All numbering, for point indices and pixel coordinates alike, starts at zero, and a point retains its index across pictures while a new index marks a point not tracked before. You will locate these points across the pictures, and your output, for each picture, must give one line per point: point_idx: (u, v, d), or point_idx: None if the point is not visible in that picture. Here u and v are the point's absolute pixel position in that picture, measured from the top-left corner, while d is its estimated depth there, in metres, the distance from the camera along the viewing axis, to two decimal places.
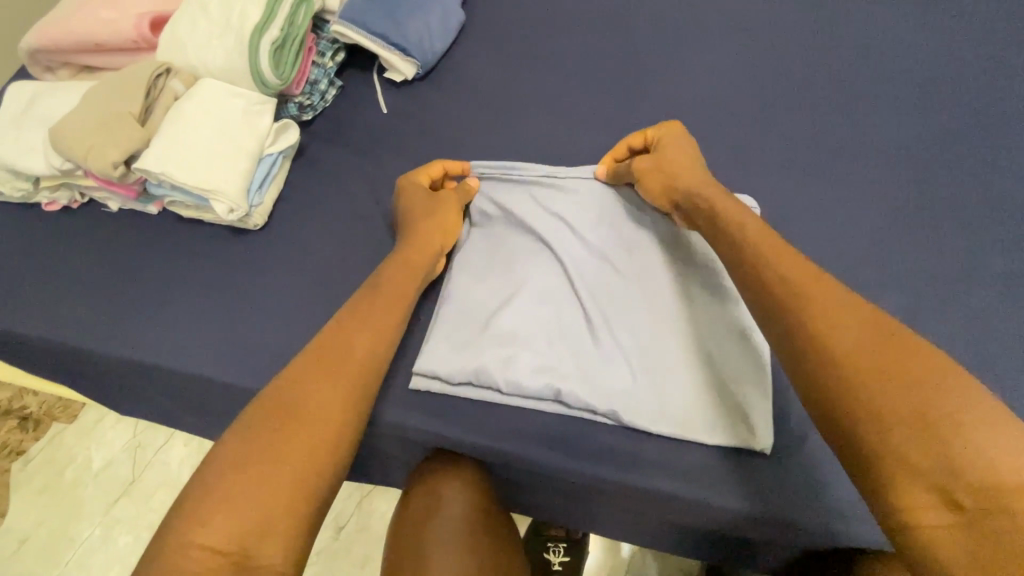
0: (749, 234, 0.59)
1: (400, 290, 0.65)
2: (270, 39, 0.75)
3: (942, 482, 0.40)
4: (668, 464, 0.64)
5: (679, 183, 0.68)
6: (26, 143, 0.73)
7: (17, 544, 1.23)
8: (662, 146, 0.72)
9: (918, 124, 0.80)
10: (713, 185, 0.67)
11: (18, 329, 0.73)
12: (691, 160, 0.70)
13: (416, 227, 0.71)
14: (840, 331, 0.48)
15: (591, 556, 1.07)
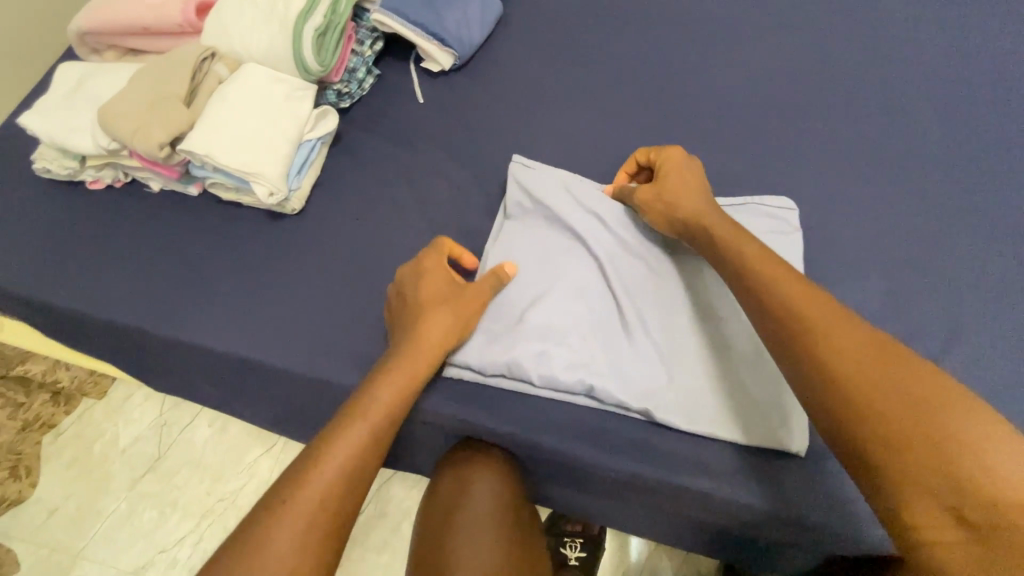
0: (749, 259, 0.59)
1: (404, 385, 0.60)
2: (313, 26, 0.76)
3: (955, 504, 0.42)
4: (704, 462, 0.64)
5: (679, 212, 0.67)
6: (75, 122, 0.75)
7: (46, 514, 1.27)
8: (663, 172, 0.69)
9: (953, 134, 0.80)
10: (713, 214, 0.65)
11: (63, 303, 0.75)
12: (692, 185, 0.68)
13: (425, 322, 0.63)
14: (844, 352, 0.49)
15: (607, 553, 1.07)
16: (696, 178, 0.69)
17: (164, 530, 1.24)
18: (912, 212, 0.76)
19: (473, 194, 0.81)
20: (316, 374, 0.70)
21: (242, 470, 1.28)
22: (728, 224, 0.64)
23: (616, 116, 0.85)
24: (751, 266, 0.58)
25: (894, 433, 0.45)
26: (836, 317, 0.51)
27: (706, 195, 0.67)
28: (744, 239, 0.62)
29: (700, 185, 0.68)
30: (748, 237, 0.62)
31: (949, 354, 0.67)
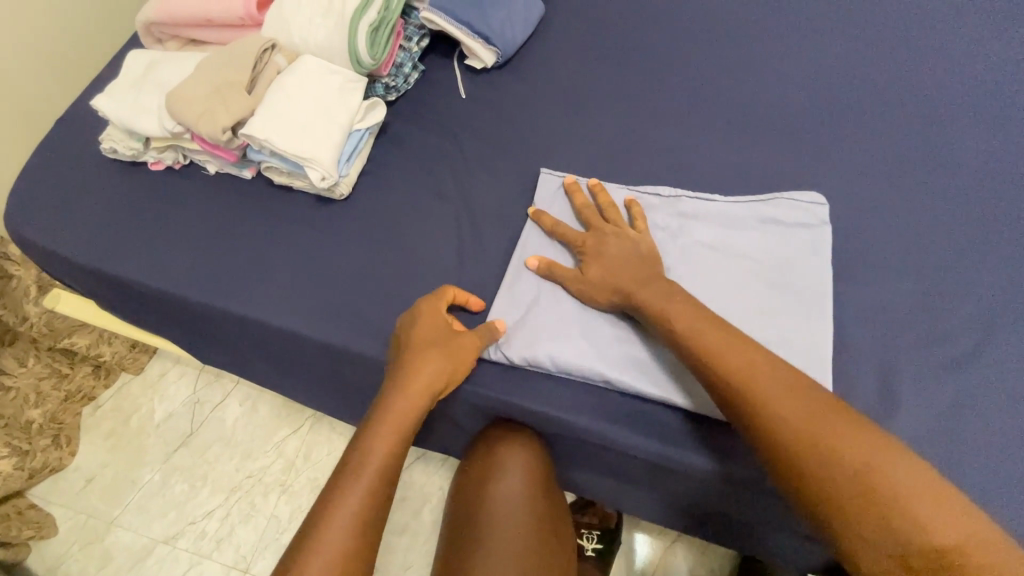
0: (690, 323, 0.60)
1: (396, 429, 0.62)
2: (368, 21, 0.80)
3: (897, 553, 0.47)
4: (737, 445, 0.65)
5: (617, 291, 0.67)
6: (144, 106, 0.79)
7: (84, 482, 1.33)
8: (596, 254, 0.69)
9: (986, 142, 0.81)
10: (647, 286, 0.65)
11: (125, 275, 0.80)
12: (626, 261, 0.68)
13: (415, 367, 0.64)
14: (782, 407, 0.53)
15: (623, 548, 1.10)
16: (621, 247, 0.69)
17: (194, 502, 1.29)
18: (948, 215, 0.76)
19: (511, 184, 0.84)
20: (359, 349, 0.74)
21: (270, 448, 1.32)
22: (657, 293, 0.64)
23: (652, 115, 0.87)
24: (687, 338, 0.60)
25: (829, 493, 0.50)
26: (762, 374, 0.55)
27: (635, 262, 0.68)
28: (672, 305, 0.62)
29: (624, 256, 0.68)
30: (675, 311, 0.62)
31: (980, 355, 0.67)
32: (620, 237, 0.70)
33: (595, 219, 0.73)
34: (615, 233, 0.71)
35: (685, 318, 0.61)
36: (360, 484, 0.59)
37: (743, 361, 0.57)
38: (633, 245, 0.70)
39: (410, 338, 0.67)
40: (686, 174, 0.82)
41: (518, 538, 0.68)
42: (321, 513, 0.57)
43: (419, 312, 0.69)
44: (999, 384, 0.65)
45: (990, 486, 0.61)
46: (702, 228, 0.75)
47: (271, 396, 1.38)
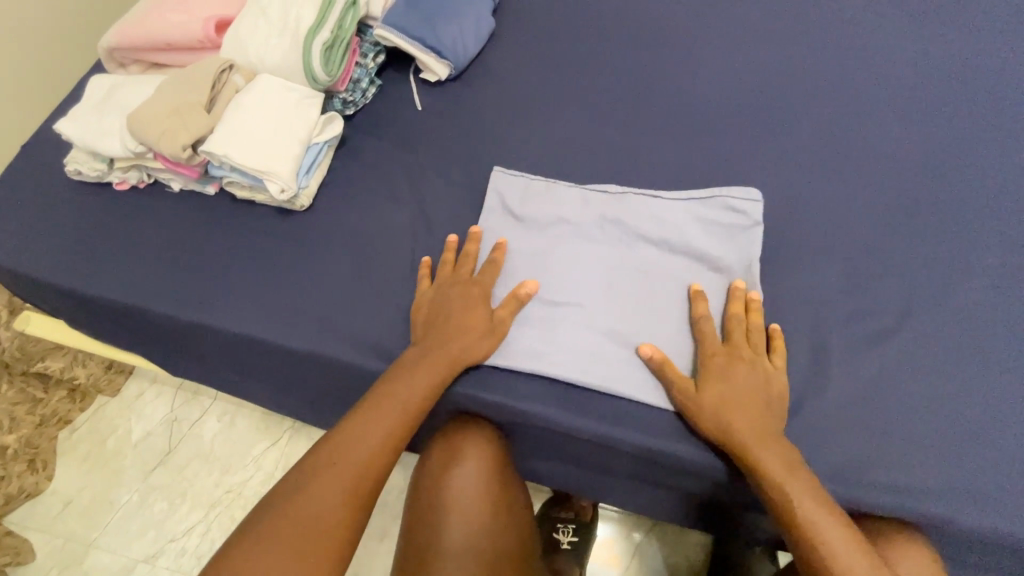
0: (784, 472, 0.61)
1: (426, 382, 0.68)
2: (322, 40, 0.84)
3: None
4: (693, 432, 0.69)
5: (732, 430, 0.64)
6: (106, 127, 0.82)
7: (61, 506, 1.32)
8: (724, 385, 0.66)
9: (912, 129, 0.86)
10: (770, 445, 0.63)
11: (92, 292, 0.82)
12: (754, 406, 0.65)
13: (453, 330, 0.71)
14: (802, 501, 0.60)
15: (599, 540, 1.13)
16: (753, 383, 0.66)
17: (174, 520, 1.29)
18: (876, 199, 0.81)
19: (466, 189, 0.87)
20: (324, 352, 0.77)
21: (249, 462, 1.33)
22: (767, 447, 0.62)
23: (599, 118, 0.91)
24: (773, 481, 0.61)
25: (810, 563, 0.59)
26: (800, 482, 0.61)
27: (760, 404, 0.65)
28: (792, 477, 0.61)
29: (753, 396, 0.65)
30: (776, 470, 0.61)
31: (904, 327, 0.72)
32: (751, 373, 0.67)
33: (741, 341, 0.69)
34: (754, 365, 0.67)
35: (786, 473, 0.61)
36: (386, 435, 0.66)
37: (791, 468, 0.61)
38: (767, 390, 0.66)
39: (447, 300, 0.73)
40: (631, 172, 0.86)
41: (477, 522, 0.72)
42: (347, 446, 0.64)
43: (471, 287, 0.74)
44: (921, 354, 0.70)
45: (914, 449, 0.65)
46: (643, 223, 0.79)
47: (248, 410, 1.39)
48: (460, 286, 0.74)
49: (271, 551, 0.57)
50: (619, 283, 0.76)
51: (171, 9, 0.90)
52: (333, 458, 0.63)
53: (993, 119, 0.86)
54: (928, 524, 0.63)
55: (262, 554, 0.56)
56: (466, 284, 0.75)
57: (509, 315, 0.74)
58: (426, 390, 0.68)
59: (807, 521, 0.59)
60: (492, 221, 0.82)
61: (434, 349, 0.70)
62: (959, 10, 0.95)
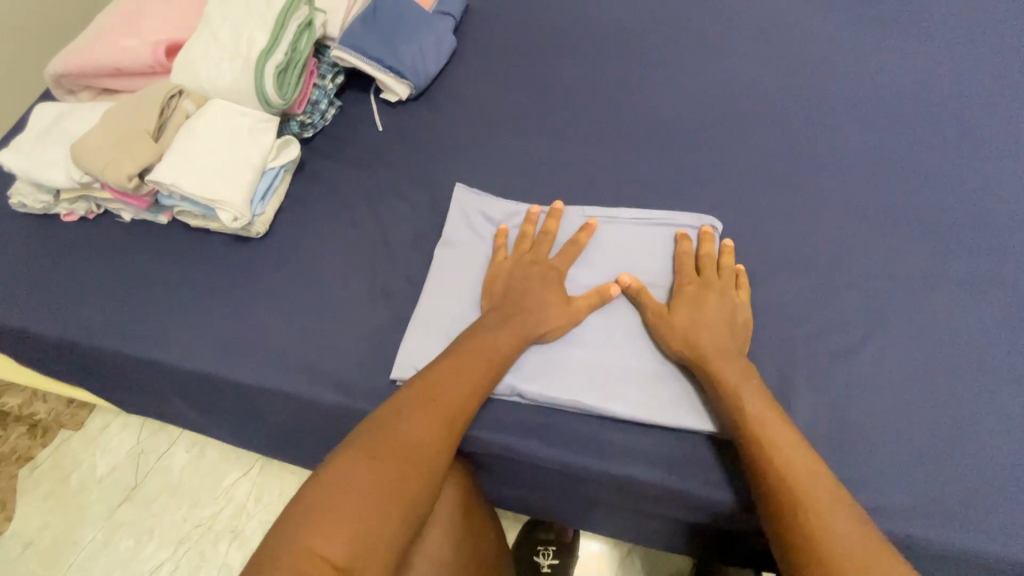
0: (768, 422, 0.59)
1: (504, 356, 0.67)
2: (275, 63, 0.83)
3: None
4: (663, 455, 0.67)
5: (700, 347, 0.66)
6: (49, 158, 0.79)
7: (21, 548, 1.26)
8: (695, 306, 0.69)
9: (876, 137, 0.85)
10: (735, 362, 0.64)
11: (36, 329, 0.79)
12: (720, 326, 0.67)
13: (537, 307, 0.70)
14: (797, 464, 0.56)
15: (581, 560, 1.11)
16: (721, 311, 0.69)
17: (141, 558, 1.24)
18: (843, 210, 0.80)
19: (428, 210, 0.86)
20: (280, 384, 0.74)
21: (219, 494, 1.29)
22: (726, 359, 0.64)
23: (561, 136, 0.91)
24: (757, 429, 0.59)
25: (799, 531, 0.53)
26: (796, 447, 0.58)
27: (724, 326, 0.67)
28: (764, 408, 0.61)
29: (719, 317, 0.68)
30: (738, 382, 0.62)
31: (875, 338, 0.70)
32: (720, 302, 0.69)
33: (711, 273, 0.72)
34: (721, 296, 0.70)
35: (767, 414, 0.60)
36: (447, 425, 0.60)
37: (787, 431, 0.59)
38: (734, 316, 0.69)
39: (531, 277, 0.72)
40: (595, 189, 0.85)
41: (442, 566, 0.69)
42: (406, 428, 0.58)
43: (547, 271, 0.73)
44: (892, 367, 0.68)
45: (886, 466, 0.63)
46: (609, 240, 0.78)
47: (218, 440, 1.35)
48: (537, 267, 0.73)
49: (324, 546, 0.49)
50: None
51: (120, 35, 0.89)
52: (422, 403, 0.61)
53: (957, 125, 0.85)
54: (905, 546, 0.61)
55: (353, 488, 0.53)
56: (545, 272, 0.73)
57: (589, 304, 0.72)
58: (481, 386, 0.64)
59: (779, 444, 0.58)
60: (453, 240, 0.80)
61: (515, 321, 0.69)
62: (917, 18, 0.96)
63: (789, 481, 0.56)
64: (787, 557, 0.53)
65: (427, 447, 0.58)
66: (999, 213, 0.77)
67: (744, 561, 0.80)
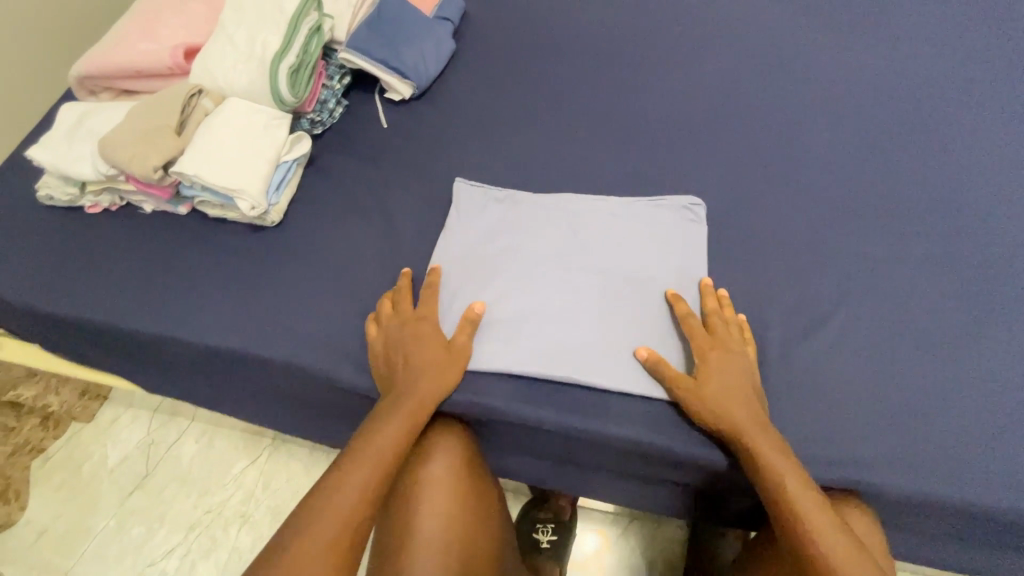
0: (794, 491, 0.64)
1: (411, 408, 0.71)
2: (288, 64, 0.89)
3: None
4: (652, 417, 0.74)
5: (726, 419, 0.68)
6: (77, 152, 0.85)
7: (35, 536, 1.30)
8: (717, 376, 0.70)
9: (841, 134, 0.94)
10: (763, 433, 0.67)
11: (64, 313, 0.84)
12: (742, 394, 0.69)
13: (418, 359, 0.73)
14: (819, 527, 0.62)
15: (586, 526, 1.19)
16: (740, 375, 0.71)
17: (153, 543, 1.28)
18: (811, 200, 0.88)
19: (431, 200, 0.92)
20: (296, 360, 0.80)
21: (228, 481, 1.33)
22: (756, 431, 0.67)
23: (555, 132, 0.97)
24: (786, 499, 0.64)
25: None
26: (812, 508, 0.63)
27: (746, 394, 0.70)
28: (792, 478, 0.64)
29: (738, 383, 0.70)
30: (762, 446, 0.66)
31: (838, 312, 0.79)
32: (738, 363, 0.71)
33: (723, 332, 0.74)
34: (738, 358, 0.72)
35: (793, 483, 0.64)
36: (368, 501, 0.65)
37: (807, 495, 0.64)
38: (748, 378, 0.71)
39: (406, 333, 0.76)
40: (587, 180, 0.92)
41: (444, 529, 0.74)
42: (331, 506, 0.63)
43: (419, 323, 0.76)
44: (850, 339, 0.77)
45: (840, 420, 0.73)
46: (599, 225, 0.85)
47: (226, 430, 1.40)
48: (408, 322, 0.77)
49: None
50: (578, 279, 0.81)
51: (140, 40, 0.94)
52: (348, 470, 0.66)
53: (912, 123, 0.94)
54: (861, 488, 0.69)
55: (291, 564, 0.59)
56: (431, 343, 0.75)
57: (465, 340, 0.76)
58: (400, 445, 0.69)
59: (806, 513, 0.63)
60: (456, 225, 0.87)
61: (405, 381, 0.73)
62: (882, 25, 1.04)
63: (812, 546, 0.62)
64: None
65: (345, 523, 0.63)
66: (945, 202, 0.87)
67: (727, 517, 0.87)
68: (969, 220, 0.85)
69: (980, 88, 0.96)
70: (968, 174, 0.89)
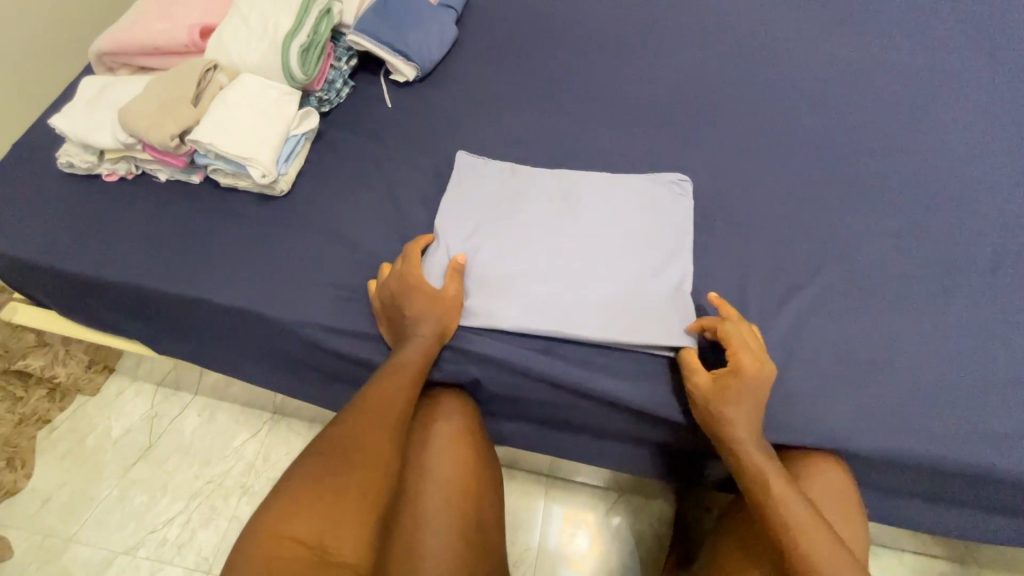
0: (764, 470, 0.69)
1: (420, 362, 0.78)
2: (299, 42, 0.93)
3: None
4: (636, 375, 0.80)
5: (731, 420, 0.71)
6: (97, 122, 0.89)
7: (39, 503, 1.33)
8: (743, 387, 0.71)
9: (818, 123, 1.00)
10: (750, 427, 0.71)
11: (81, 272, 0.88)
12: (756, 404, 0.72)
13: (419, 309, 0.79)
14: (790, 502, 0.66)
15: (579, 494, 1.25)
16: (758, 386, 0.72)
17: (155, 512, 1.31)
18: (789, 183, 0.94)
19: (432, 176, 0.97)
20: (304, 319, 0.84)
21: (229, 454, 1.37)
22: (743, 423, 0.71)
23: (551, 116, 1.03)
24: (757, 478, 0.68)
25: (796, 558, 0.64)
26: (778, 483, 0.68)
27: (754, 399, 0.72)
28: (767, 462, 0.69)
29: (749, 390, 0.71)
30: (732, 428, 0.71)
31: (812, 283, 0.85)
32: (762, 378, 0.72)
33: (750, 344, 0.74)
34: (762, 373, 0.72)
35: (761, 463, 0.69)
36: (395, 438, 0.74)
37: (776, 473, 0.69)
38: (761, 386, 0.72)
39: (404, 281, 0.80)
40: (581, 159, 0.97)
41: (456, 475, 0.81)
42: (353, 442, 0.70)
43: (413, 274, 0.80)
44: (821, 307, 0.83)
45: (813, 379, 0.78)
46: (593, 197, 0.90)
47: (228, 404, 1.43)
48: (402, 275, 0.80)
49: (300, 543, 0.62)
50: (572, 248, 0.85)
51: (157, 19, 0.99)
52: (366, 413, 0.73)
53: (885, 114, 1.00)
54: (827, 441, 0.76)
55: (320, 488, 0.66)
56: (425, 304, 0.79)
57: (456, 287, 0.82)
58: (410, 395, 0.77)
59: (777, 489, 0.67)
60: (457, 195, 0.91)
61: (413, 332, 0.79)
62: (861, 26, 1.11)
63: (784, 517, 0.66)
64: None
65: (369, 460, 0.70)
66: (913, 187, 0.93)
67: (708, 480, 0.92)
68: (935, 204, 0.91)
69: (949, 85, 1.03)
70: (935, 164, 0.95)
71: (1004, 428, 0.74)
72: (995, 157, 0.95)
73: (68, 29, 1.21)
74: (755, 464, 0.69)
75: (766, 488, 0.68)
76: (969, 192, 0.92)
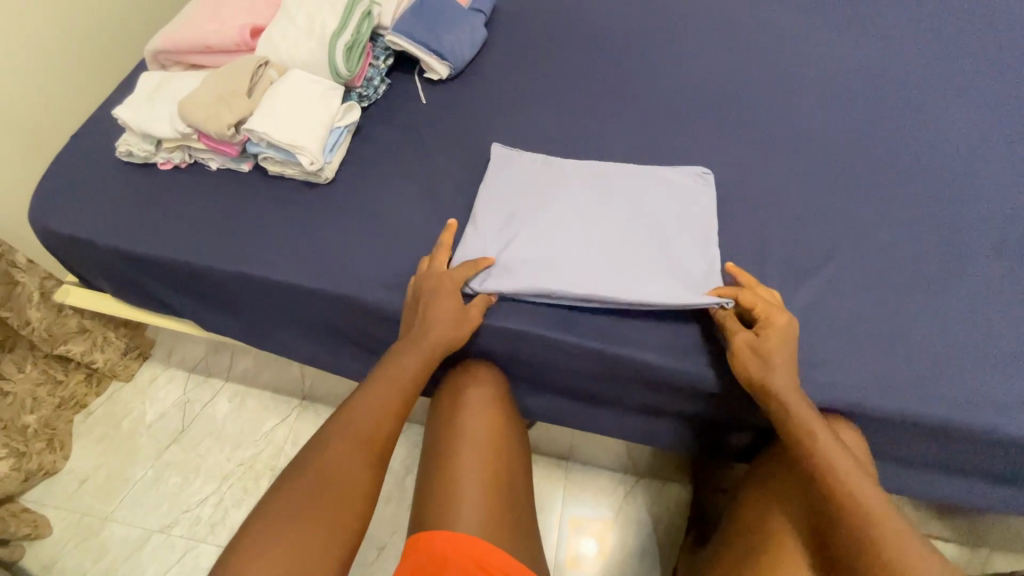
0: (801, 416, 0.74)
1: (416, 362, 0.82)
2: (343, 42, 1.00)
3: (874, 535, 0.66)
4: (667, 347, 0.84)
5: (771, 371, 0.75)
6: (157, 113, 0.96)
7: (77, 483, 1.38)
8: (775, 341, 0.76)
9: (830, 117, 1.05)
10: (790, 379, 0.75)
11: (139, 252, 0.94)
12: (789, 357, 0.76)
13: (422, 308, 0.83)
14: (826, 442, 0.72)
15: (598, 478, 1.29)
16: (788, 343, 0.77)
17: (188, 492, 1.36)
18: (804, 172, 1.00)
19: (466, 164, 1.03)
20: (351, 295, 0.90)
21: (259, 437, 1.42)
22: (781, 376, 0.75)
23: (577, 110, 1.09)
24: (797, 423, 0.73)
25: (834, 492, 0.70)
26: (817, 428, 0.73)
27: (787, 354, 0.76)
28: (804, 410, 0.74)
29: (783, 344, 0.76)
30: (774, 377, 0.75)
31: (827, 265, 0.90)
32: (790, 336, 0.77)
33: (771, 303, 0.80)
34: (789, 333, 0.77)
35: (799, 408, 0.74)
36: (374, 453, 0.76)
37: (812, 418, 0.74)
38: (791, 338, 0.77)
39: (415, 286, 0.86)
40: (607, 151, 1.03)
41: (489, 436, 0.86)
42: (328, 457, 0.73)
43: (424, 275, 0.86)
44: (837, 286, 0.88)
45: (828, 348, 0.84)
46: (621, 184, 0.96)
47: (257, 391, 1.48)
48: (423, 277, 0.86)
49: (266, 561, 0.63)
50: (603, 230, 0.91)
51: (209, 20, 1.06)
52: (347, 424, 0.76)
53: (894, 109, 1.06)
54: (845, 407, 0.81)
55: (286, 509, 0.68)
56: (425, 298, 0.83)
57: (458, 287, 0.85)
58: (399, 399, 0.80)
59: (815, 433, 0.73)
60: (494, 183, 0.97)
61: (411, 337, 0.83)
62: (871, 26, 1.16)
63: (821, 458, 0.71)
64: (831, 508, 0.69)
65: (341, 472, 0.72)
66: (922, 176, 0.98)
67: (728, 452, 0.97)
68: (942, 191, 0.96)
69: (956, 82, 1.08)
70: (943, 154, 1.00)
71: (1010, 397, 0.79)
72: (1000, 148, 1.00)
73: (119, 31, 1.28)
74: (792, 413, 0.74)
75: (802, 434, 0.73)
76: (974, 180, 0.97)
